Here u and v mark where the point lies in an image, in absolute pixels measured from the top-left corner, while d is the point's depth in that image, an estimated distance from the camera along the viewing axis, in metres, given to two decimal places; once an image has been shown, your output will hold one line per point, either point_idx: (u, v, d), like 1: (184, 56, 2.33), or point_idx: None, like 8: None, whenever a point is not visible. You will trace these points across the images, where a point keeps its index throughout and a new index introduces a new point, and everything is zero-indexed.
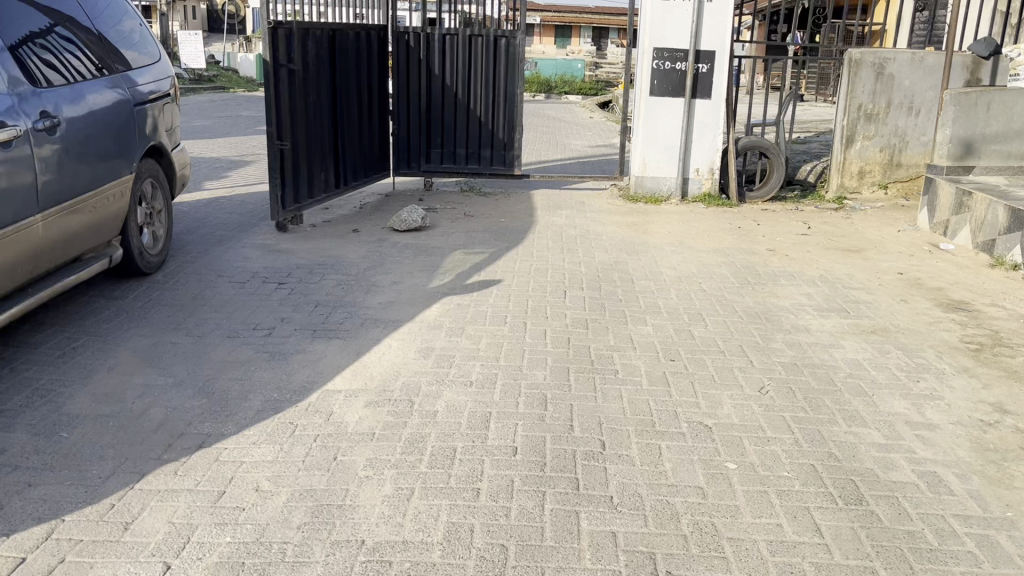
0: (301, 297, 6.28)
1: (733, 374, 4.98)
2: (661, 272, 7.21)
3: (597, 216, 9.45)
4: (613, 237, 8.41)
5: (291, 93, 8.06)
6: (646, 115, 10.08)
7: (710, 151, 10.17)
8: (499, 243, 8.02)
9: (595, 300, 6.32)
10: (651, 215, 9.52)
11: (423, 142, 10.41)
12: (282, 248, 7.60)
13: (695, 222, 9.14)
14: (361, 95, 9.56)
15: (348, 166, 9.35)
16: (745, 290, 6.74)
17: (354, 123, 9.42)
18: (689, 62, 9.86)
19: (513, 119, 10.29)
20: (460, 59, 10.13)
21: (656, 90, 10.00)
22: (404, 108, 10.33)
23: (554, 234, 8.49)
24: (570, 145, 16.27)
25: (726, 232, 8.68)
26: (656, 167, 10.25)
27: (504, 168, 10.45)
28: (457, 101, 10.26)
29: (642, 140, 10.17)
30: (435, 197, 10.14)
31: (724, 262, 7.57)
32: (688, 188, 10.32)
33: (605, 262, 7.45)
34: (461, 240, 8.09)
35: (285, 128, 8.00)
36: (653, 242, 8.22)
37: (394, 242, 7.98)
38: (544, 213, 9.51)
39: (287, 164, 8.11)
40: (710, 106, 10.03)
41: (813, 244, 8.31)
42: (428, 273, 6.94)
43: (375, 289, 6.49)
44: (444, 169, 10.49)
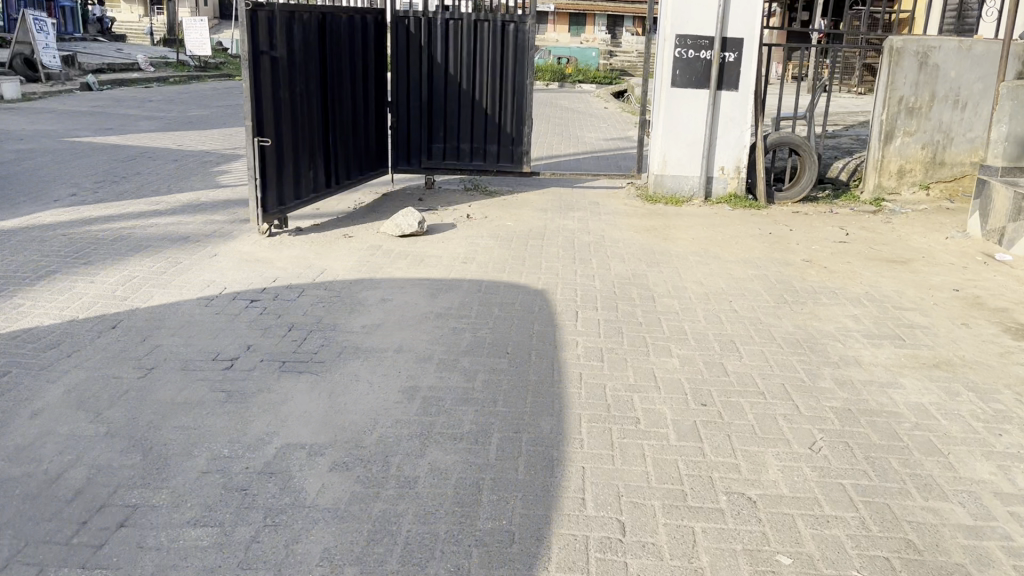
0: (274, 319, 5.49)
1: (778, 425, 4.16)
2: (685, 287, 6.39)
3: (611, 219, 8.63)
4: (630, 245, 7.59)
5: (274, 83, 7.25)
6: (668, 109, 9.22)
7: (736, 148, 9.31)
8: (504, 252, 7.21)
9: (610, 323, 5.51)
10: (671, 218, 8.69)
11: (424, 137, 9.59)
12: (261, 257, 6.81)
13: (719, 226, 8.30)
14: (355, 86, 8.74)
15: (341, 163, 8.53)
16: (781, 311, 5.92)
17: (348, 117, 8.61)
18: (715, 50, 8.99)
19: (523, 112, 9.46)
20: (464, 46, 9.30)
21: (679, 81, 9.15)
22: (403, 100, 9.51)
23: (565, 241, 7.68)
24: (582, 138, 15.40)
25: (755, 239, 7.85)
26: (678, 165, 9.41)
27: (512, 165, 9.62)
28: (461, 93, 9.44)
29: (662, 135, 9.31)
30: (436, 197, 9.33)
31: (755, 276, 6.74)
32: (712, 188, 9.47)
33: (622, 275, 6.62)
34: (462, 248, 7.28)
35: (267, 122, 7.19)
36: (674, 251, 7.39)
37: (387, 249, 7.17)
38: (555, 215, 8.69)
39: (270, 162, 7.29)
40: (737, 98, 9.17)
41: (854, 254, 7.47)
42: (422, 288, 6.13)
43: (359, 308, 5.69)
44: (447, 167, 9.66)
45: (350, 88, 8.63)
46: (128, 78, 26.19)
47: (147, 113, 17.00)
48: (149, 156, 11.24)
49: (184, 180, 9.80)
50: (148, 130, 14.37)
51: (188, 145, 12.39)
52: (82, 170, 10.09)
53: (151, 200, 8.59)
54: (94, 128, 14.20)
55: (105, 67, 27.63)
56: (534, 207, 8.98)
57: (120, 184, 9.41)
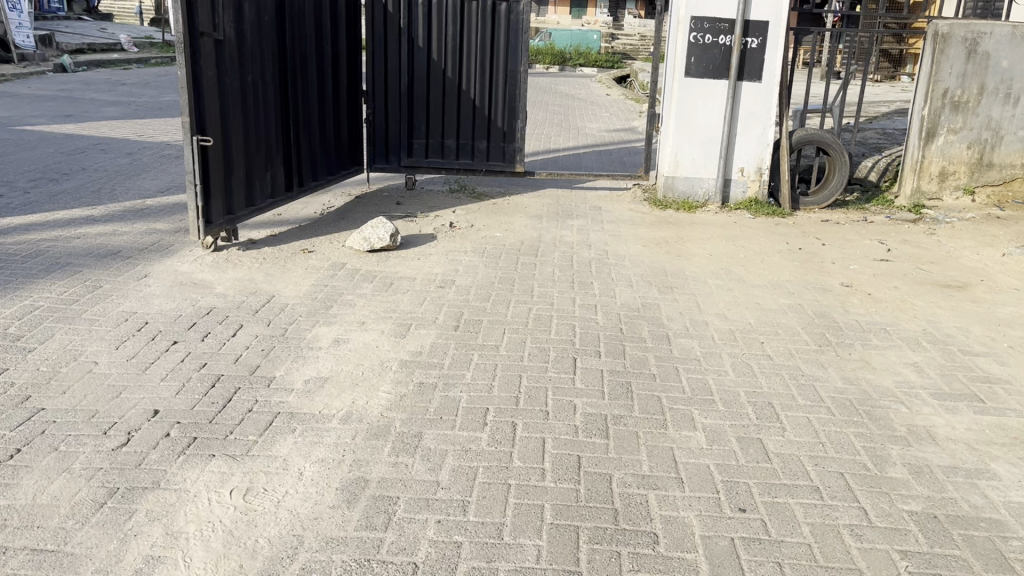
0: (197, 370, 4.38)
1: (846, 547, 3.08)
2: (706, 322, 5.31)
3: (616, 228, 7.55)
4: (638, 263, 6.51)
5: (220, 72, 6.15)
6: (680, 102, 8.13)
7: (758, 147, 8.22)
8: (491, 271, 6.14)
9: (615, 376, 4.44)
10: (684, 228, 7.61)
11: (403, 131, 8.49)
12: (201, 279, 5.73)
13: (739, 238, 7.23)
14: (322, 74, 7.65)
15: (304, 163, 7.45)
16: (825, 358, 4.84)
17: (313, 108, 7.53)
18: (735, 35, 7.89)
19: (515, 105, 8.37)
20: (449, 29, 8.20)
21: (693, 70, 8.06)
22: (381, 89, 8.41)
23: (562, 256, 6.61)
24: (583, 129, 14.29)
25: (783, 256, 6.77)
26: (691, 166, 8.32)
27: (503, 164, 8.55)
28: (445, 82, 8.34)
29: (674, 133, 8.22)
30: (418, 201, 8.25)
31: (787, 307, 5.66)
32: (729, 192, 8.38)
33: (630, 305, 5.54)
34: (441, 267, 6.20)
35: (210, 118, 6.09)
36: (690, 272, 6.31)
37: (352, 269, 6.10)
38: (551, 224, 7.61)
39: (214, 165, 6.20)
40: (760, 91, 8.06)
41: (900, 276, 6.39)
42: (387, 323, 5.06)
43: (306, 353, 4.61)
44: (429, 165, 8.57)
45: (316, 76, 7.54)
46: (108, 60, 25.02)
47: (116, 98, 15.87)
48: (103, 148, 10.14)
49: (134, 178, 8.70)
50: (111, 117, 13.24)
51: (149, 136, 11.28)
52: (20, 165, 8.99)
53: (89, 204, 7.51)
54: (53, 115, 13.08)
55: (85, 47, 26.44)
56: (527, 214, 7.90)
57: (59, 183, 8.31)
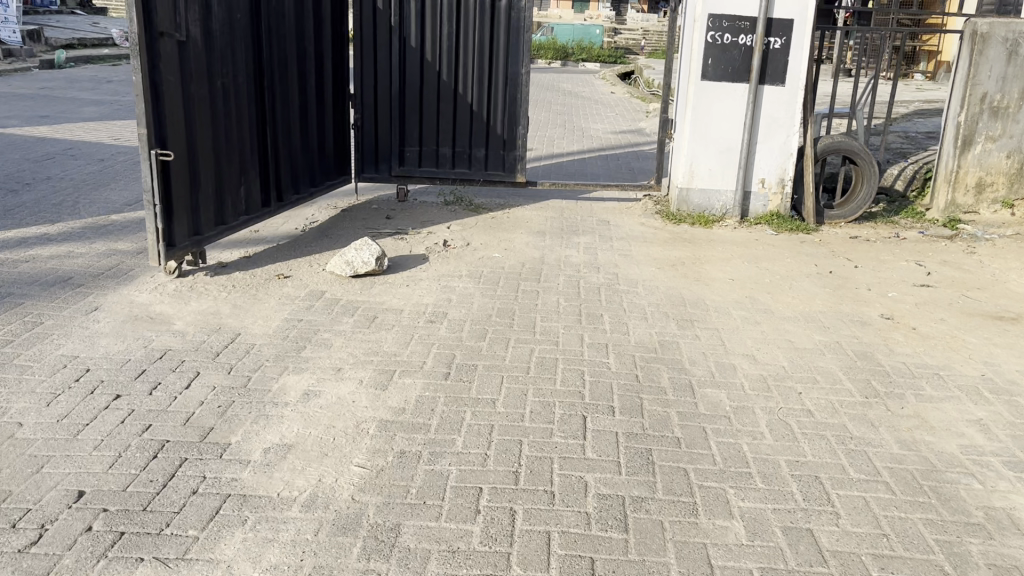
0: (137, 434, 3.71)
1: None
2: (733, 367, 4.64)
3: (626, 248, 6.89)
4: (651, 291, 5.84)
5: (186, 76, 5.48)
6: (696, 107, 7.48)
7: (780, 156, 7.57)
8: (488, 301, 5.46)
9: (633, 441, 3.76)
10: (701, 248, 6.94)
11: (394, 138, 7.82)
12: (159, 313, 5.07)
13: (762, 260, 6.56)
14: (304, 77, 6.99)
15: (284, 175, 6.79)
16: (875, 413, 4.16)
17: (294, 115, 6.86)
18: (757, 34, 7.24)
19: (516, 110, 7.71)
20: (444, 27, 7.54)
21: (711, 73, 7.41)
22: (370, 93, 7.74)
23: (568, 282, 5.93)
24: (588, 131, 13.60)
25: (813, 281, 6.10)
26: (707, 177, 7.66)
27: (503, 174, 7.89)
28: (439, 85, 7.68)
29: (689, 140, 7.57)
30: (410, 215, 7.57)
31: (824, 346, 4.99)
32: (749, 205, 7.72)
33: (646, 344, 4.87)
34: (432, 296, 5.53)
35: (174, 129, 5.42)
36: (710, 302, 5.64)
37: (331, 298, 5.43)
38: (555, 242, 6.95)
39: (179, 182, 5.52)
40: (783, 95, 7.42)
41: (946, 306, 5.72)
42: (367, 369, 4.39)
43: (271, 411, 3.94)
44: (422, 174, 7.90)
45: (297, 80, 6.88)
46: (99, 57, 24.30)
47: (99, 97, 15.15)
48: (74, 154, 9.45)
49: (102, 188, 8.03)
50: (91, 118, 12.54)
51: (126, 140, 10.60)
52: None
53: (46, 220, 6.84)
54: (28, 116, 12.39)
55: (76, 43, 25.72)
56: (529, 230, 7.23)
57: (18, 194, 7.64)
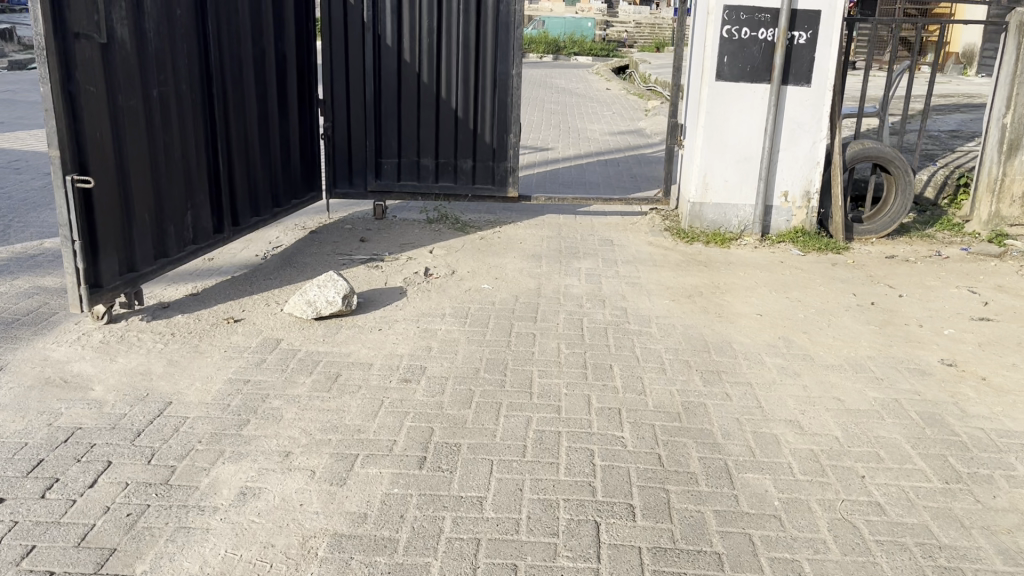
0: (13, 563, 2.82)
1: None
2: (776, 441, 3.78)
3: (634, 275, 6.02)
4: (667, 331, 4.97)
5: (114, 85, 4.59)
6: (711, 111, 6.63)
7: (806, 166, 6.73)
8: (475, 350, 4.60)
9: (663, 562, 2.89)
10: (719, 274, 6.08)
11: (369, 149, 6.97)
12: (75, 372, 4.18)
13: (792, 290, 5.70)
14: (264, 83, 6.14)
15: (241, 195, 5.92)
16: (961, 508, 3.31)
17: (252, 126, 6.01)
18: (779, 28, 6.40)
19: (507, 115, 6.89)
20: (425, 23, 6.70)
21: (727, 72, 6.55)
22: (342, 98, 6.88)
23: (568, 321, 5.07)
24: (584, 132, 12.72)
25: (853, 317, 5.24)
26: (724, 190, 6.81)
27: (492, 187, 7.07)
28: (419, 88, 6.86)
29: (703, 149, 6.71)
30: (388, 236, 6.70)
31: (881, 407, 4.13)
32: (770, 221, 6.88)
33: (666, 409, 4.00)
34: (409, 344, 4.66)
35: (101, 149, 4.54)
36: (738, 347, 4.78)
37: (289, 348, 4.56)
38: (553, 269, 6.08)
39: (108, 212, 4.64)
40: (808, 97, 6.58)
41: (1015, 346, 4.86)
42: (323, 453, 3.52)
43: (193, 522, 3.05)
44: (402, 189, 7.05)
45: (255, 86, 6.03)
46: None
47: None
48: (19, 167, 8.55)
49: (42, 208, 7.13)
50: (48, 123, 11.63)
51: None
52: None
53: None
54: None
55: None
56: (521, 254, 6.37)
57: None
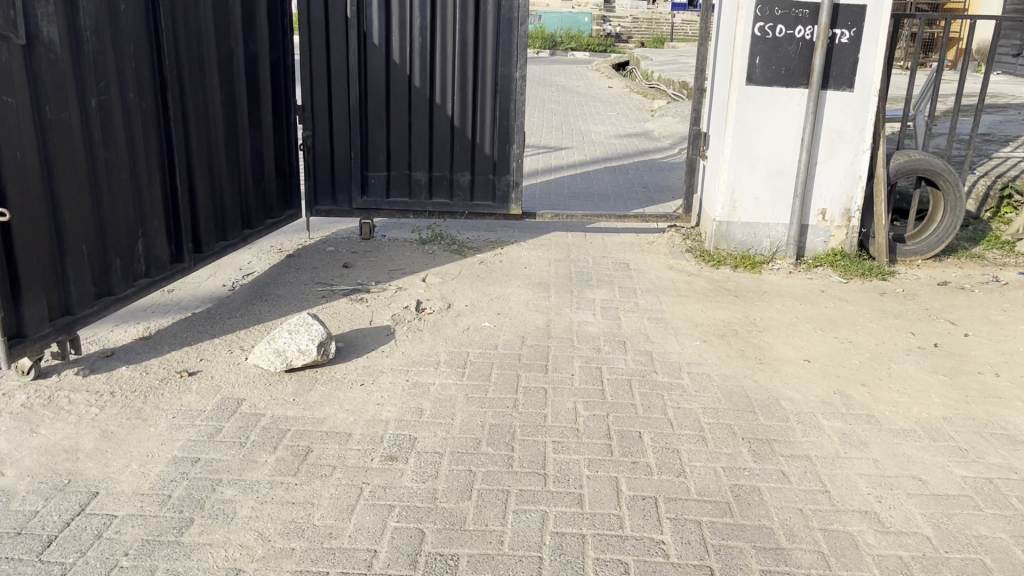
0: None
1: None
2: (855, 544, 3.01)
3: (656, 309, 5.26)
4: (703, 385, 4.21)
5: (42, 95, 3.84)
6: (741, 119, 5.89)
7: (846, 180, 6.00)
8: (475, 411, 3.83)
9: None
10: (753, 307, 5.32)
11: (354, 161, 6.21)
12: None
13: (840, 328, 4.94)
14: (232, 89, 5.38)
15: (205, 218, 5.16)
16: None
17: (218, 138, 5.25)
18: (820, 25, 5.67)
19: (509, 124, 6.13)
20: (418, 19, 5.95)
21: (759, 75, 5.81)
22: (323, 105, 6.13)
23: (584, 372, 4.30)
24: (588, 135, 11.95)
25: (918, 364, 4.48)
26: (753, 207, 6.07)
27: (491, 204, 6.31)
28: (410, 93, 6.10)
29: (732, 161, 5.97)
30: (377, 260, 5.95)
31: (974, 490, 3.37)
32: (805, 242, 6.14)
33: (714, 499, 3.23)
34: (395, 404, 3.89)
35: (24, 172, 3.78)
36: (788, 407, 4.01)
37: (251, 412, 3.79)
38: (563, 301, 5.31)
39: (35, 246, 3.88)
40: (850, 103, 5.85)
41: None
42: (283, 572, 2.75)
43: None
44: (391, 207, 6.30)
45: (222, 92, 5.28)
46: None
47: None
48: None
49: None
50: None
51: None
52: None
53: None
54: None
55: None
56: (527, 282, 5.60)
57: None
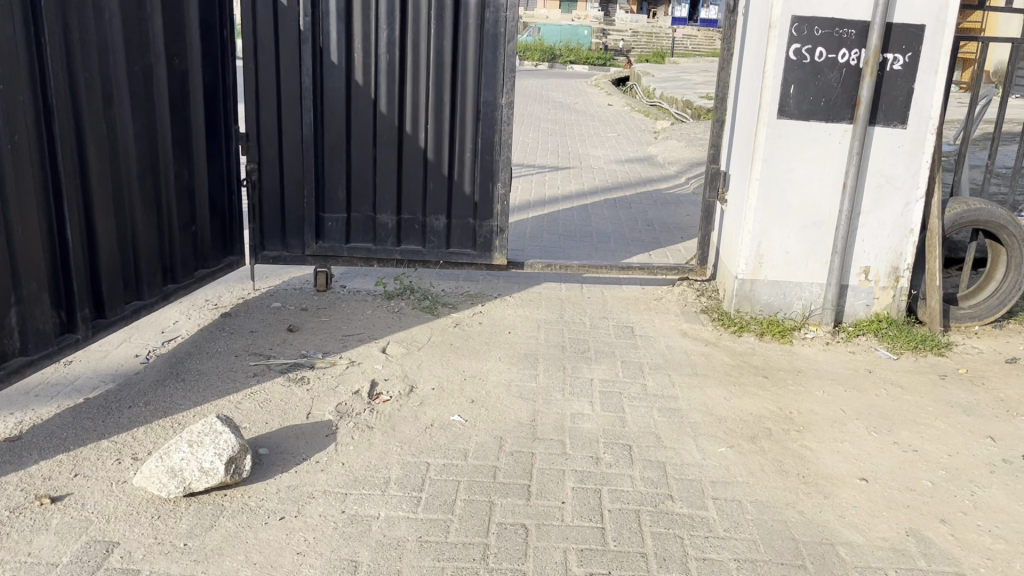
0: None
1: None
2: None
3: (669, 395, 4.24)
4: (734, 522, 3.20)
5: None
6: (771, 159, 4.89)
7: (895, 233, 5.00)
8: (430, 570, 2.81)
9: None
10: (788, 394, 4.30)
11: (307, 200, 5.20)
12: None
13: (899, 429, 3.94)
14: (152, 115, 4.37)
15: (111, 275, 4.15)
16: None
17: (130, 175, 4.25)
18: (869, 49, 4.69)
19: (493, 158, 5.14)
20: (384, 33, 4.95)
21: (795, 106, 4.82)
22: (271, 132, 5.13)
23: (579, 499, 3.28)
24: (588, 159, 10.96)
25: (1010, 489, 3.47)
26: (783, 263, 5.07)
27: (472, 251, 5.31)
28: (375, 121, 5.10)
29: (759, 209, 4.97)
30: (330, 321, 4.93)
31: None
32: (844, 305, 5.14)
33: None
34: (321, 554, 2.88)
35: None
36: (850, 560, 3.00)
37: (121, 567, 2.77)
38: (554, 383, 4.30)
39: None
40: (902, 142, 4.86)
41: None
42: None
43: None
44: (351, 254, 5.29)
45: (136, 120, 4.28)
46: None
47: None
48: None
49: None
50: None
51: None
52: None
53: None
54: None
55: None
56: (510, 356, 4.59)
57: None
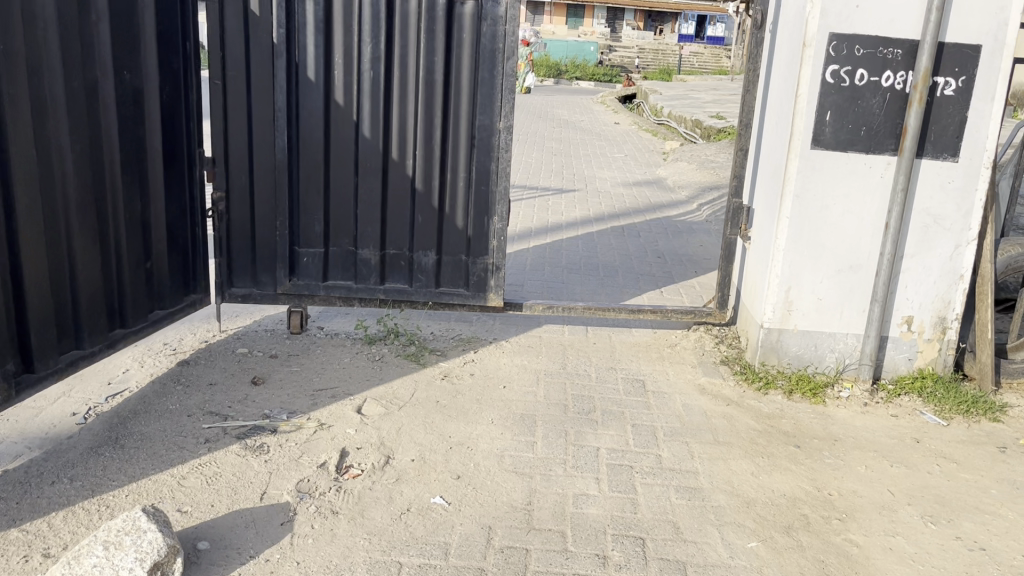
0: None
1: None
2: None
3: (687, 470, 3.65)
4: None
5: None
6: (803, 194, 4.32)
7: (942, 280, 4.42)
8: None
9: None
10: (827, 470, 3.70)
11: (279, 232, 4.63)
12: None
13: (959, 520, 3.34)
14: (95, 137, 3.80)
15: (41, 323, 3.57)
16: None
17: (68, 208, 3.67)
18: (917, 72, 4.11)
19: (488, 189, 4.56)
20: (368, 47, 4.39)
21: (832, 135, 4.24)
22: (240, 156, 4.56)
23: None
24: (594, 182, 10.39)
25: None
26: (815, 312, 4.49)
27: (464, 292, 4.73)
28: (356, 145, 4.53)
29: (789, 250, 4.39)
30: (301, 372, 4.35)
31: None
32: (883, 360, 4.55)
33: None
34: None
35: None
36: None
37: None
38: (554, 454, 3.70)
39: None
40: (953, 177, 4.28)
41: None
42: None
43: None
44: (328, 293, 4.71)
45: (76, 144, 3.71)
46: None
47: None
48: None
49: None
50: None
51: None
52: None
53: None
54: None
55: None
56: (503, 418, 4.00)
57: None
